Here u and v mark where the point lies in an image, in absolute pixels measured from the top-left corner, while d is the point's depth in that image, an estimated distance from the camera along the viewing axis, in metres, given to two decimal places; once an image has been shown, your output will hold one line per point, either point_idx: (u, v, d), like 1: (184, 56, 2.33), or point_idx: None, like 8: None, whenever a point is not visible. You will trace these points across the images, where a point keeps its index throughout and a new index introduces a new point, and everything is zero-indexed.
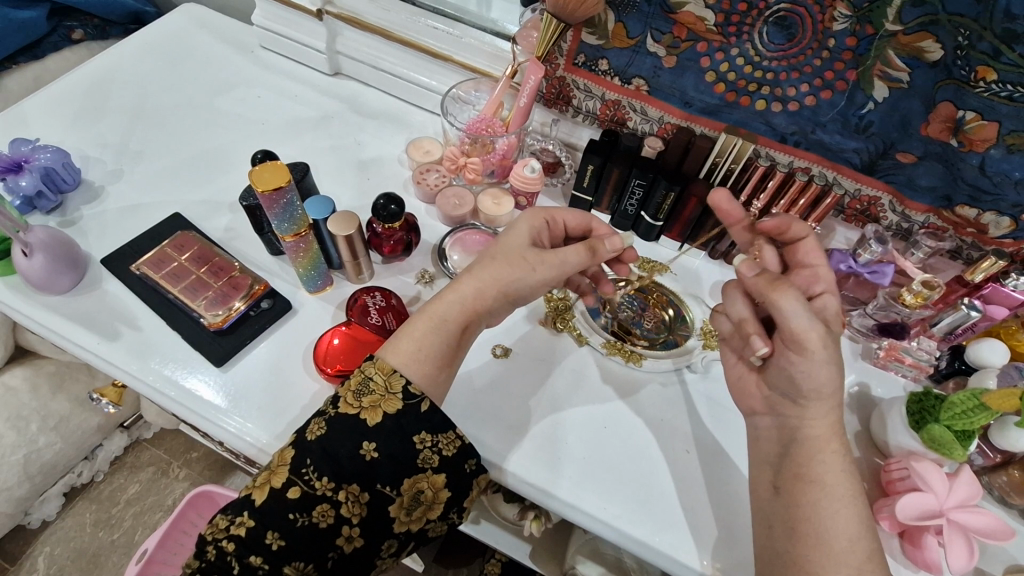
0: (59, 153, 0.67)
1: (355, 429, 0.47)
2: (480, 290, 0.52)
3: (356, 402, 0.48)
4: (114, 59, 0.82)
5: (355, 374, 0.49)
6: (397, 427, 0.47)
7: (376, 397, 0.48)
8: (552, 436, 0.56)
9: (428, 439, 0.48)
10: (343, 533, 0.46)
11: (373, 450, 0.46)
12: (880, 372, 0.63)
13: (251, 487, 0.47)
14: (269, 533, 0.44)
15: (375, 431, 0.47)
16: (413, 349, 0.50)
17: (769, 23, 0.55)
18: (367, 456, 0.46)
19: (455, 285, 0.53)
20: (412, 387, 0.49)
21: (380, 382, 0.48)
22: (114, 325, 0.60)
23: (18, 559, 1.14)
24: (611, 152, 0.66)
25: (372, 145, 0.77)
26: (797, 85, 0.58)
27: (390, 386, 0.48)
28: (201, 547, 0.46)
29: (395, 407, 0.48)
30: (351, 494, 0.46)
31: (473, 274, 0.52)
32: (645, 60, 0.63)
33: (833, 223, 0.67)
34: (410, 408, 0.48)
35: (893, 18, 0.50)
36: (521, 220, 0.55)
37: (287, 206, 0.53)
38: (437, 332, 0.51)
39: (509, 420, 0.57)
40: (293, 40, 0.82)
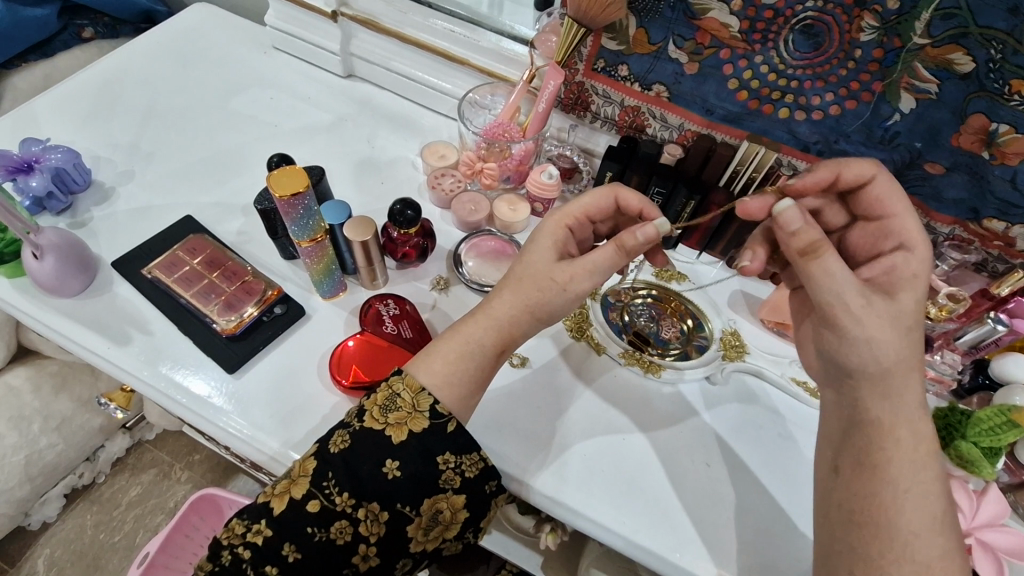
0: (70, 153, 0.66)
1: (380, 444, 0.46)
2: (512, 312, 0.50)
3: (381, 418, 0.47)
4: (125, 58, 0.82)
5: (382, 387, 0.48)
6: (422, 445, 0.46)
7: (401, 415, 0.47)
8: (565, 449, 0.55)
9: (452, 460, 0.47)
10: (360, 551, 0.45)
11: (396, 468, 0.45)
12: None
13: (269, 495, 0.45)
14: (286, 545, 0.44)
15: (399, 448, 0.46)
16: (445, 373, 0.48)
17: (796, 31, 0.54)
18: (389, 474, 0.45)
19: (488, 306, 0.51)
20: (439, 407, 0.47)
21: (407, 399, 0.47)
22: (124, 329, 0.59)
23: (17, 561, 1.13)
24: (631, 160, 0.66)
25: (386, 149, 0.76)
26: (822, 94, 0.57)
27: (418, 404, 0.47)
28: (216, 550, 0.45)
29: (421, 426, 0.47)
30: (371, 512, 0.45)
31: (504, 295, 0.50)
32: (666, 67, 0.62)
33: None
34: (436, 427, 0.47)
35: (922, 31, 0.50)
36: (545, 224, 0.53)
37: (305, 212, 0.52)
38: (468, 355, 0.49)
39: (524, 432, 0.56)
40: (307, 42, 0.81)
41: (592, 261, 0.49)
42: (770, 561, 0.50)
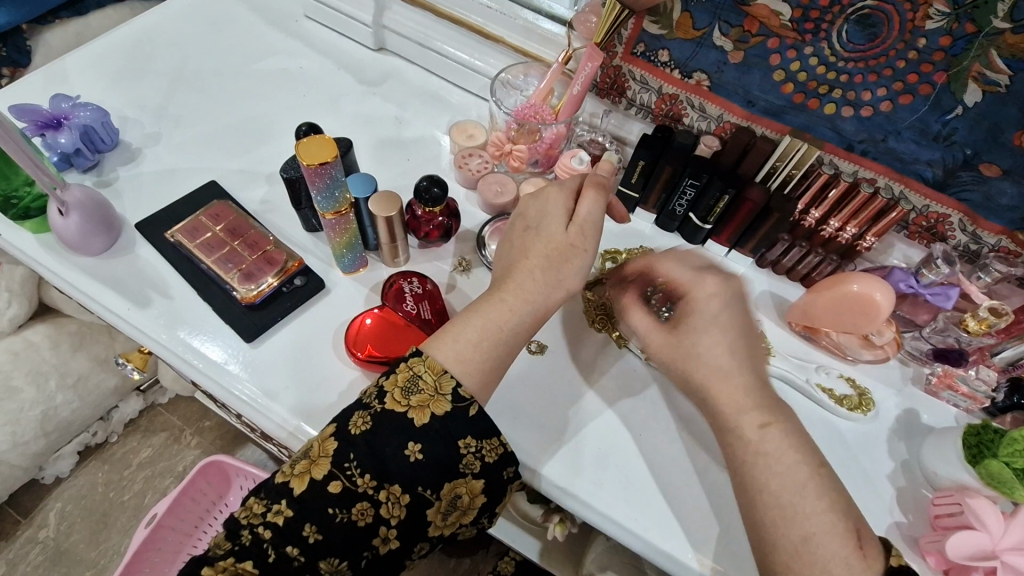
0: (98, 111, 0.65)
1: (402, 427, 0.45)
2: (541, 290, 0.49)
3: (403, 400, 0.46)
4: (156, 19, 0.81)
5: (403, 369, 0.46)
6: (445, 430, 0.45)
7: (424, 397, 0.46)
8: (579, 439, 0.55)
9: (473, 444, 0.46)
10: (380, 534, 0.45)
11: (418, 451, 0.45)
12: (930, 399, 0.60)
13: (288, 475, 0.45)
14: (306, 526, 0.43)
15: (421, 432, 0.45)
16: (462, 352, 0.47)
17: (851, 21, 0.52)
18: (411, 457, 0.45)
19: (510, 284, 0.50)
20: (462, 390, 0.46)
21: (429, 381, 0.46)
22: (145, 291, 0.59)
23: (29, 513, 1.16)
24: (665, 150, 0.63)
25: (413, 125, 0.75)
26: (873, 89, 0.54)
27: (440, 387, 0.46)
28: (235, 530, 0.44)
29: (443, 409, 0.46)
30: (392, 495, 0.44)
31: (531, 272, 0.50)
32: (708, 55, 0.60)
33: (894, 239, 0.63)
34: (459, 411, 0.46)
35: (1003, 15, 0.46)
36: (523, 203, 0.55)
37: (332, 182, 0.51)
38: (486, 330, 0.48)
39: (540, 420, 0.55)
40: (339, 12, 0.79)
41: (593, 217, 0.51)
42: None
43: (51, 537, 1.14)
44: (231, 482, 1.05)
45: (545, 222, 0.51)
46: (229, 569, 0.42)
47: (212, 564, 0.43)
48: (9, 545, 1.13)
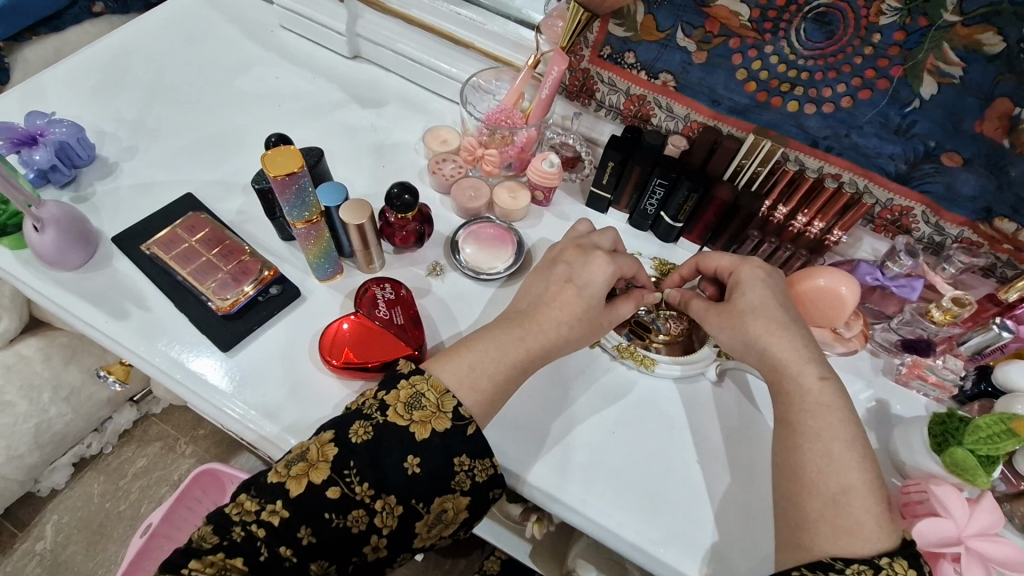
0: (74, 128, 0.66)
1: (403, 441, 0.46)
2: (556, 342, 0.52)
3: (406, 414, 0.47)
4: (133, 33, 0.81)
5: (407, 385, 0.48)
6: (443, 446, 0.47)
7: (427, 413, 0.47)
8: (565, 444, 0.55)
9: (467, 463, 0.47)
10: (371, 542, 0.45)
11: (417, 464, 0.46)
12: (900, 389, 0.61)
13: (284, 476, 0.45)
14: (302, 528, 0.44)
15: (422, 446, 0.46)
16: (467, 372, 0.49)
17: (808, 19, 0.53)
18: (410, 471, 0.45)
19: (532, 323, 0.52)
20: (462, 410, 0.48)
21: (432, 400, 0.48)
22: (123, 304, 0.60)
23: (27, 525, 1.19)
24: (634, 150, 0.64)
25: (389, 132, 0.76)
26: (833, 85, 0.55)
27: (442, 406, 0.47)
28: (225, 526, 0.44)
29: (444, 426, 0.47)
30: (387, 505, 0.45)
31: (553, 308, 0.53)
32: (674, 55, 0.61)
33: (861, 232, 0.64)
34: (457, 430, 0.47)
35: (953, 9, 0.47)
36: (555, 249, 0.59)
37: (300, 192, 0.52)
38: (501, 360, 0.50)
39: (528, 425, 0.56)
40: (314, 22, 0.80)
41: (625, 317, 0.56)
42: (762, 550, 0.51)
43: (48, 548, 1.17)
44: (226, 488, 1.07)
45: (570, 267, 0.55)
46: (218, 564, 0.42)
47: (199, 557, 0.43)
48: (7, 557, 1.16)
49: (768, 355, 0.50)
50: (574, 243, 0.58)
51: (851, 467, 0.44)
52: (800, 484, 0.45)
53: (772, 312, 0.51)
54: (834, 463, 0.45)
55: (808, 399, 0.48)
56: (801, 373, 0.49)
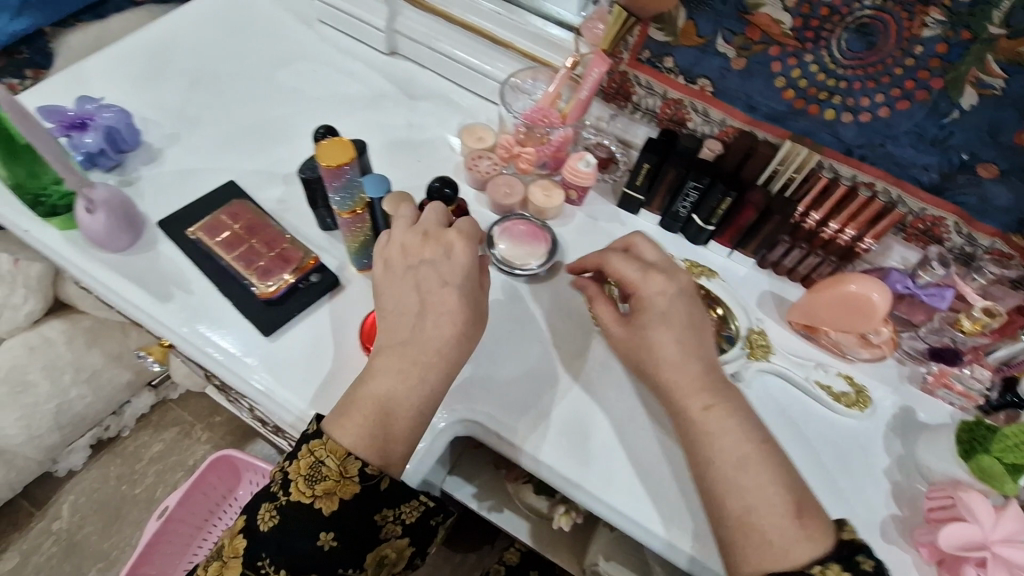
0: (121, 113, 0.68)
1: (311, 521, 0.48)
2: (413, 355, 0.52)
3: (308, 491, 0.48)
4: (176, 22, 0.83)
5: (305, 455, 0.49)
6: (357, 511, 0.49)
7: (330, 484, 0.48)
8: (558, 419, 0.57)
9: (389, 515, 0.51)
10: None
11: (330, 539, 0.49)
12: (926, 397, 0.62)
13: (209, 575, 0.50)
14: None
15: (331, 521, 0.48)
16: (381, 400, 0.50)
17: (850, 30, 0.54)
18: (326, 545, 0.49)
19: (409, 347, 0.52)
20: (370, 470, 0.49)
21: (334, 467, 0.48)
22: (166, 287, 0.62)
23: (44, 505, 1.21)
24: (669, 153, 0.65)
25: (424, 127, 0.77)
26: (871, 95, 0.56)
27: (345, 471, 0.48)
28: None
29: (352, 492, 0.49)
30: None
31: (438, 327, 0.52)
32: (712, 61, 0.62)
33: (892, 241, 0.65)
34: (368, 490, 0.49)
35: (999, 21, 0.48)
36: (387, 242, 0.56)
37: (347, 183, 0.54)
38: (409, 384, 0.51)
39: (512, 399, 0.58)
40: (354, 17, 0.81)
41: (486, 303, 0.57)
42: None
43: (64, 528, 1.19)
44: (241, 475, 1.08)
45: (432, 269, 0.54)
46: None
47: None
48: (25, 535, 1.19)
49: None
50: (418, 234, 0.55)
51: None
52: (716, 518, 0.47)
53: (667, 350, 0.52)
54: (733, 485, 0.47)
55: None
56: (687, 407, 0.51)
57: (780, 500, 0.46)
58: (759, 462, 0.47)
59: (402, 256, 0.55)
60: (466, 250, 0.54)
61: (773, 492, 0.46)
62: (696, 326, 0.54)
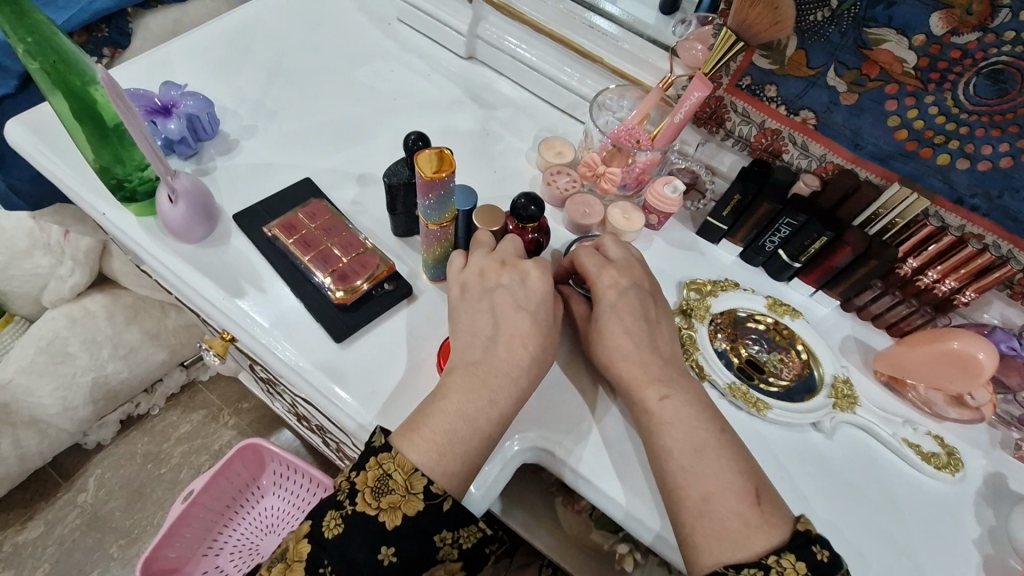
0: (205, 102, 0.67)
1: (374, 532, 0.45)
2: (493, 383, 0.50)
3: (374, 502, 0.46)
4: (258, 10, 0.82)
5: (373, 466, 0.47)
6: (418, 528, 0.46)
7: (395, 498, 0.46)
8: (602, 438, 0.54)
9: (449, 536, 0.47)
10: None
11: (391, 554, 0.46)
12: (1021, 467, 0.59)
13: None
14: None
15: (393, 535, 0.46)
16: (432, 421, 0.48)
17: (981, 75, 0.51)
18: (385, 561, 0.45)
19: (484, 368, 0.51)
20: (434, 487, 0.46)
21: (400, 480, 0.46)
22: (237, 281, 0.60)
23: (70, 475, 1.22)
24: (764, 185, 0.62)
25: (499, 137, 0.75)
26: (995, 143, 0.53)
27: (411, 486, 0.46)
28: None
29: (416, 508, 0.46)
30: None
31: (512, 347, 0.51)
32: (820, 94, 0.60)
33: (995, 297, 0.61)
34: (431, 508, 0.46)
35: None
36: (470, 267, 0.56)
37: (443, 196, 0.52)
38: (474, 409, 0.49)
39: (555, 411, 0.55)
40: (436, 19, 0.80)
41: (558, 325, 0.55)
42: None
43: (88, 501, 1.20)
44: (265, 466, 1.09)
45: (507, 291, 0.53)
46: None
47: None
48: (48, 504, 1.19)
49: None
50: (497, 260, 0.55)
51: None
52: (679, 514, 0.47)
53: (627, 340, 0.53)
54: (699, 477, 0.46)
55: None
56: (643, 396, 0.51)
57: (739, 495, 0.45)
58: (717, 455, 0.47)
59: (478, 281, 0.55)
60: (540, 280, 0.54)
61: (729, 485, 0.46)
62: (647, 319, 0.55)
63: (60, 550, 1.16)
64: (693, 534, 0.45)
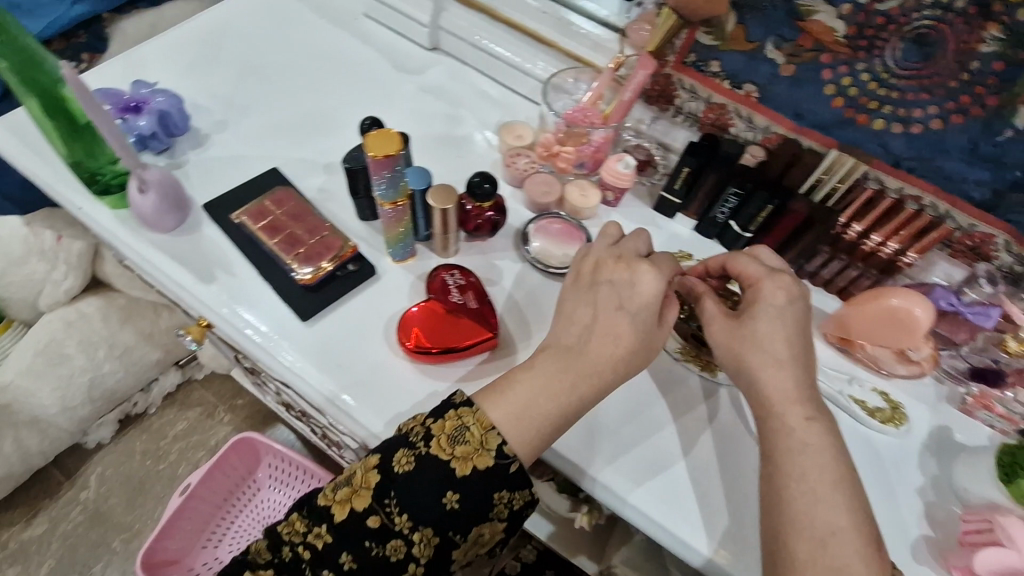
0: (174, 98, 0.70)
1: (443, 476, 0.48)
2: (580, 372, 0.52)
3: (447, 448, 0.48)
4: (228, 11, 0.85)
5: (451, 417, 0.49)
6: (484, 482, 0.48)
7: (468, 450, 0.49)
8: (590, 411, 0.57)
9: (506, 496, 0.49)
10: (410, 569, 0.48)
11: (455, 500, 0.48)
12: (966, 419, 0.61)
13: (330, 500, 0.49)
14: (343, 554, 0.48)
15: (461, 483, 0.48)
16: (518, 404, 0.50)
17: (907, 40, 0.53)
18: (449, 505, 0.48)
19: (584, 353, 0.52)
20: (507, 448, 0.49)
21: (476, 435, 0.49)
22: (209, 268, 0.63)
23: (72, 474, 1.25)
24: (712, 158, 0.65)
25: (464, 123, 0.78)
26: (925, 106, 0.55)
27: (485, 442, 0.49)
28: (279, 544, 0.50)
29: (485, 464, 0.48)
30: (425, 537, 0.48)
31: (601, 340, 0.53)
32: (761, 67, 0.61)
33: (937, 257, 0.64)
34: (500, 467, 0.49)
35: None
36: (589, 259, 0.57)
37: (393, 175, 0.55)
38: (550, 397, 0.51)
39: (590, 422, 0.57)
40: (400, 12, 0.82)
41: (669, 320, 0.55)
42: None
43: (91, 498, 1.23)
44: (260, 459, 1.11)
45: (613, 287, 0.54)
46: None
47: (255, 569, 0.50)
48: (52, 502, 1.23)
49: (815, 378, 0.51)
50: (614, 255, 0.56)
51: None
52: (781, 533, 0.46)
53: (773, 346, 0.51)
54: (813, 505, 0.46)
55: None
56: (786, 414, 0.50)
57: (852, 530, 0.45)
58: (826, 479, 0.47)
59: (590, 271, 0.56)
60: (653, 282, 0.53)
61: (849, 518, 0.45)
62: (806, 329, 0.53)
63: (65, 545, 1.19)
64: (813, 556, 0.44)
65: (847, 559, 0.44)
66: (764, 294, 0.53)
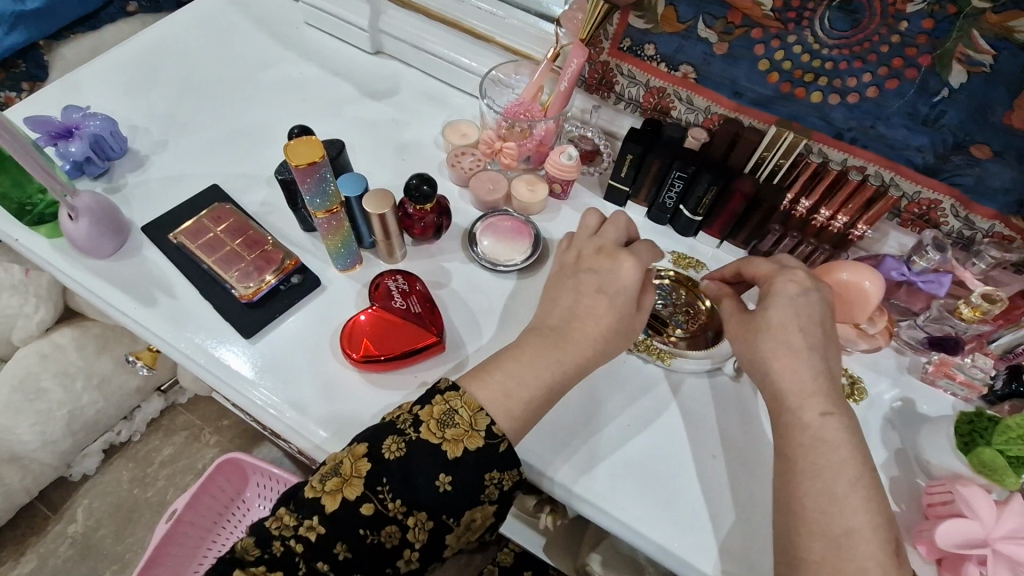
0: (108, 121, 0.69)
1: (435, 459, 0.46)
2: (569, 353, 0.51)
3: (438, 432, 0.47)
4: (166, 30, 0.84)
5: (440, 401, 0.48)
6: (476, 464, 0.47)
7: (459, 432, 0.47)
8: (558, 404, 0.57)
9: (497, 477, 0.48)
10: (404, 556, 0.46)
11: (448, 483, 0.46)
12: (927, 389, 0.60)
13: (319, 491, 0.46)
14: (338, 544, 0.45)
15: (453, 465, 0.46)
16: (505, 385, 0.49)
17: (833, 8, 0.52)
18: (441, 488, 0.46)
19: (571, 337, 0.52)
20: (496, 427, 0.48)
21: (465, 417, 0.48)
22: (151, 291, 0.62)
23: (59, 508, 1.24)
24: (654, 143, 0.64)
25: (410, 126, 0.77)
26: (859, 75, 0.54)
27: (475, 423, 0.47)
28: (267, 541, 0.45)
29: (477, 444, 0.47)
30: (419, 521, 0.46)
31: (587, 322, 0.52)
32: (694, 47, 0.61)
33: (888, 226, 0.63)
34: (490, 447, 0.47)
35: None
36: (571, 250, 0.58)
37: (321, 181, 0.53)
38: (539, 377, 0.50)
39: (559, 429, 0.56)
40: (339, 18, 0.81)
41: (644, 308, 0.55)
42: (763, 557, 0.51)
43: (79, 531, 1.22)
44: (248, 479, 1.10)
45: (596, 275, 0.54)
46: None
47: (243, 567, 0.44)
48: (40, 539, 1.21)
49: (764, 360, 0.50)
50: (595, 247, 0.56)
51: (840, 464, 0.46)
52: (793, 537, 0.45)
53: (787, 336, 0.50)
54: (821, 505, 0.44)
55: (812, 395, 0.48)
56: (802, 409, 0.48)
57: (864, 530, 0.43)
58: (825, 465, 0.46)
59: (575, 262, 0.56)
60: (634, 268, 0.53)
61: (865, 519, 0.44)
62: (822, 327, 0.51)
63: None
64: (825, 555, 0.43)
65: (846, 539, 0.43)
66: (776, 287, 0.52)
